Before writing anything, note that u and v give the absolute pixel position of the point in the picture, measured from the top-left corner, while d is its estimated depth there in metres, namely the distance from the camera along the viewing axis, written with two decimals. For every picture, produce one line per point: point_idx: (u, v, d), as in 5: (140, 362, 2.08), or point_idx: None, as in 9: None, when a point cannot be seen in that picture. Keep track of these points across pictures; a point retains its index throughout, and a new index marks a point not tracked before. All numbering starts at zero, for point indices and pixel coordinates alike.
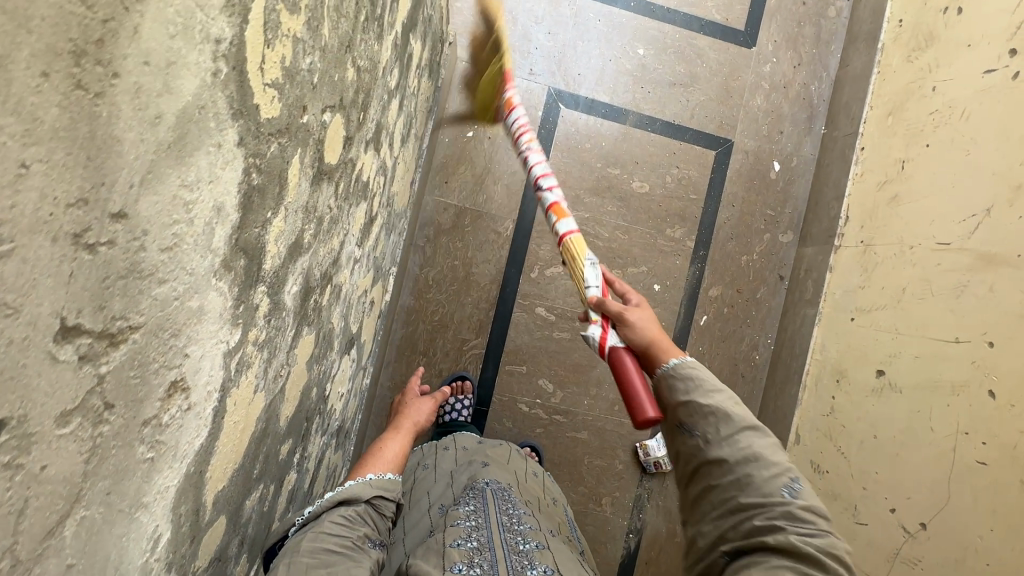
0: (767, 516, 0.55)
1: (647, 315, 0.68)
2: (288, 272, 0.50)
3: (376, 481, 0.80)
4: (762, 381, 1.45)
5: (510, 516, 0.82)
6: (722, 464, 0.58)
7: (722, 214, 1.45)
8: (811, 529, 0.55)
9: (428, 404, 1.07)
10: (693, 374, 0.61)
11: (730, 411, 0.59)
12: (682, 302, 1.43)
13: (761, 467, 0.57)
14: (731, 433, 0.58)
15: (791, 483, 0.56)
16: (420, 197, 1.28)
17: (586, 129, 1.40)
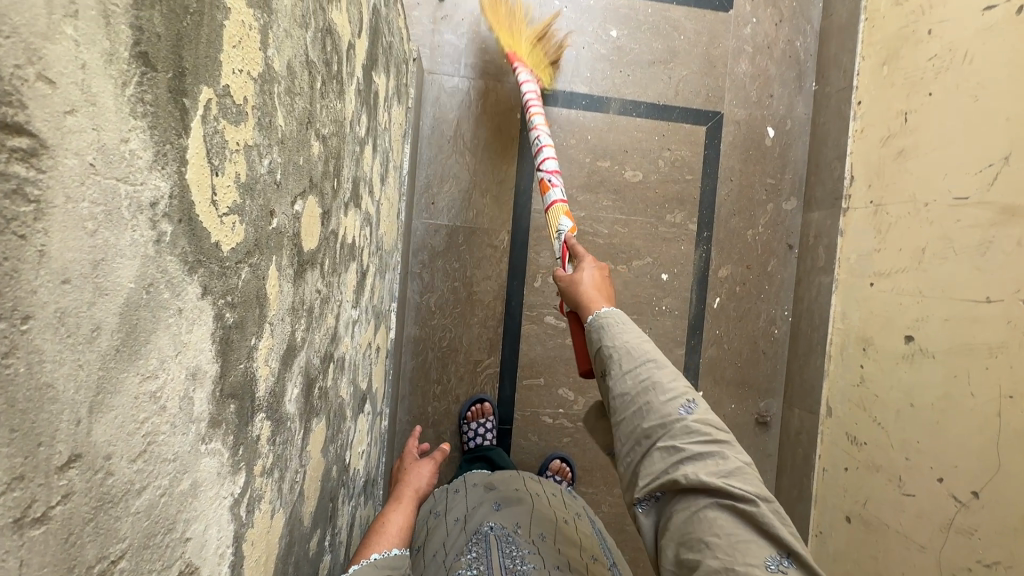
0: (670, 437, 0.61)
1: (585, 279, 0.81)
2: (285, 382, 0.46)
3: (383, 561, 0.75)
4: (785, 355, 1.42)
5: (513, 559, 0.79)
6: (624, 395, 0.65)
7: (721, 190, 1.39)
8: (705, 446, 0.60)
9: (428, 466, 1.05)
10: (606, 324, 0.71)
11: (632, 346, 0.68)
12: (693, 287, 1.39)
13: (657, 389, 0.64)
14: (631, 365, 0.66)
15: (688, 401, 0.63)
16: (408, 224, 1.23)
17: (569, 124, 1.33)
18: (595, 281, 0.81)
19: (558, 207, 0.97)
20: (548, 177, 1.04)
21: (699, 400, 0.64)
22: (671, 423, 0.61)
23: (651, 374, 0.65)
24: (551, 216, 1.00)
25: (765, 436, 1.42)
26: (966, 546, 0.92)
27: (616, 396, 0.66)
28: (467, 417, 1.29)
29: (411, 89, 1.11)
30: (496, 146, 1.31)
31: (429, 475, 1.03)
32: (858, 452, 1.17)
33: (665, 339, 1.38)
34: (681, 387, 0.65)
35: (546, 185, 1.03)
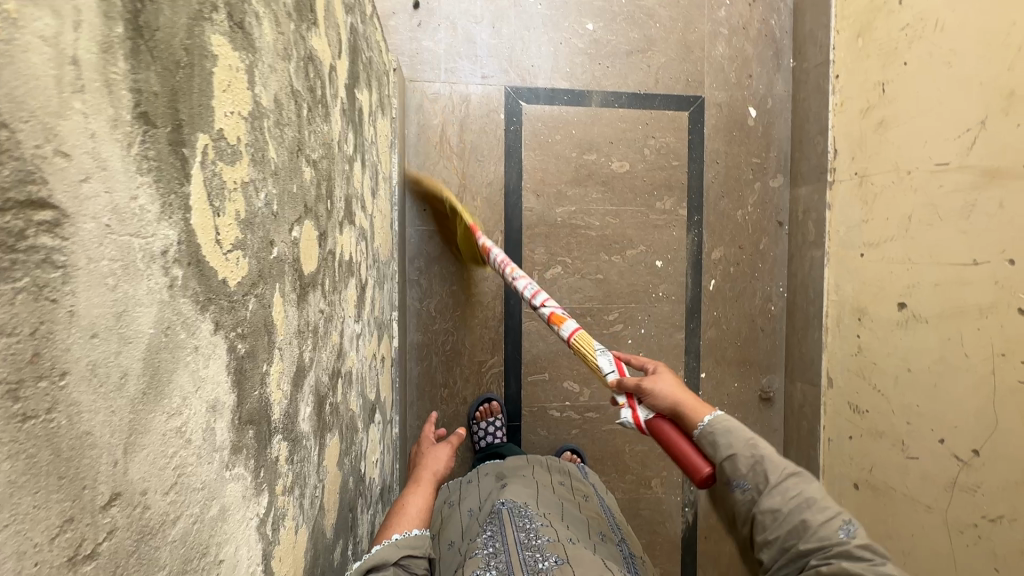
0: (829, 558, 0.56)
1: (668, 379, 0.70)
2: (298, 402, 0.48)
3: (405, 541, 0.72)
4: (783, 331, 1.44)
5: (527, 532, 0.80)
6: (773, 513, 0.59)
7: (708, 174, 1.41)
8: (874, 570, 0.55)
9: (446, 449, 0.95)
10: (733, 431, 0.62)
11: (772, 455, 0.61)
12: (688, 271, 1.41)
13: (816, 510, 0.58)
14: (775, 479, 0.60)
15: (846, 522, 0.58)
16: (402, 233, 1.24)
17: (553, 120, 1.34)
18: (675, 379, 0.71)
19: (583, 330, 0.86)
20: (556, 311, 0.94)
21: (855, 519, 0.59)
22: (832, 544, 0.56)
23: (802, 491, 0.60)
24: (579, 341, 0.86)
25: (770, 411, 1.44)
26: (971, 503, 0.94)
27: (764, 512, 0.59)
28: (476, 417, 1.31)
29: (394, 100, 1.12)
30: (482, 149, 1.32)
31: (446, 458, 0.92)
32: (861, 420, 1.19)
33: (665, 324, 1.40)
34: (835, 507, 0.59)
35: (558, 318, 0.92)
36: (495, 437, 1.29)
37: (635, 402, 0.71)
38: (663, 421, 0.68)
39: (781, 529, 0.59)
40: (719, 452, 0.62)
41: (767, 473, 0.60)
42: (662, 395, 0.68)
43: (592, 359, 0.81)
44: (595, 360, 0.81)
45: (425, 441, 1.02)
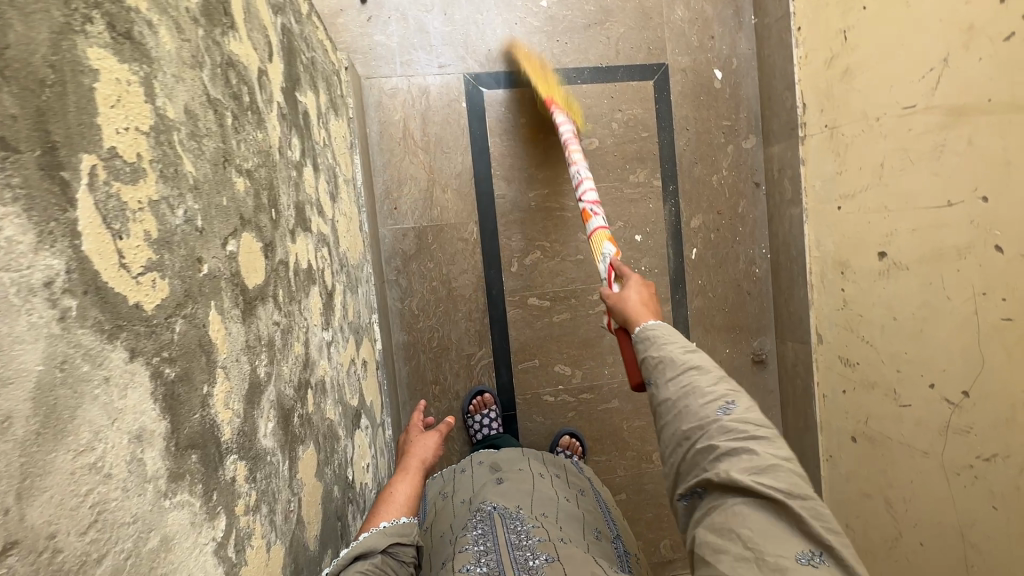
0: (708, 439, 0.61)
1: (631, 294, 0.79)
2: (256, 418, 0.47)
3: (392, 529, 0.70)
4: (769, 292, 1.43)
5: (519, 533, 0.80)
6: (666, 403, 0.65)
7: (679, 142, 1.39)
8: (742, 443, 0.59)
9: (435, 436, 0.92)
10: (651, 336, 0.70)
11: (672, 356, 0.67)
12: (668, 242, 1.39)
13: (700, 394, 0.63)
14: (670, 371, 0.66)
15: (728, 404, 0.62)
16: (374, 234, 1.23)
17: (516, 104, 1.32)
18: (638, 295, 0.78)
19: (601, 230, 0.94)
20: (589, 207, 1.01)
21: (740, 400, 0.63)
22: (709, 425, 0.61)
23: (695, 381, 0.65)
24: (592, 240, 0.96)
25: (764, 374, 1.44)
26: (965, 445, 0.94)
27: (659, 403, 0.66)
28: (470, 410, 1.31)
29: (349, 99, 1.10)
30: (447, 140, 1.30)
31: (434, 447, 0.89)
32: (852, 373, 1.19)
33: None
34: (721, 392, 0.63)
35: (585, 213, 1.01)
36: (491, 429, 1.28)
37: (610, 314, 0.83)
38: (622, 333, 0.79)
39: (671, 418, 0.64)
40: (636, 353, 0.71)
41: (665, 366, 0.67)
42: (625, 311, 0.78)
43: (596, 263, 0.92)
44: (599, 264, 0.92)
45: (412, 431, 0.98)
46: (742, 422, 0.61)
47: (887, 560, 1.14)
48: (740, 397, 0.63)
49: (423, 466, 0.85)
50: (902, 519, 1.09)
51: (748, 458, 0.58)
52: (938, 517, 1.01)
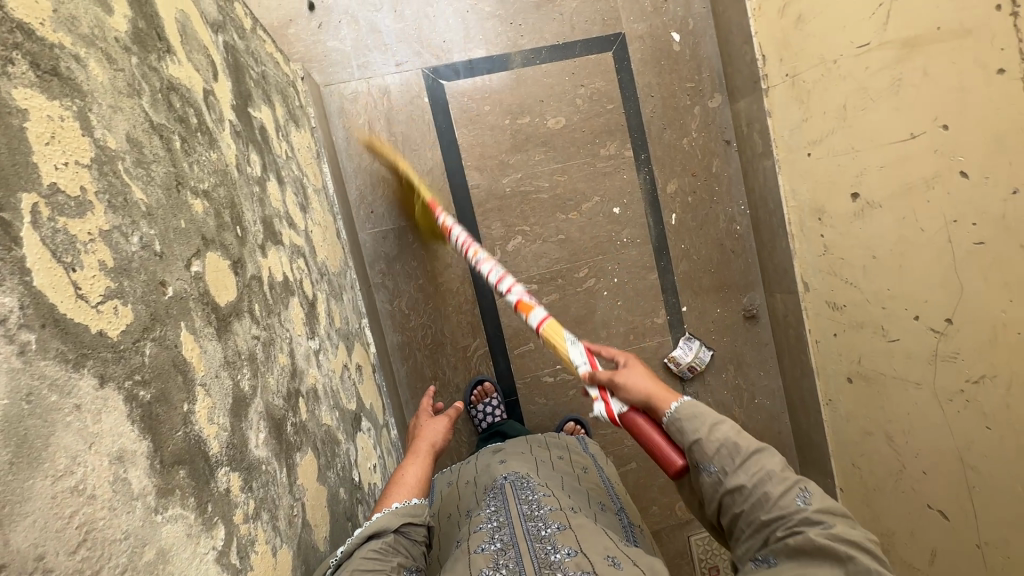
0: (788, 525, 0.56)
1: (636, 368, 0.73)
2: (245, 429, 0.48)
3: (404, 509, 0.73)
4: (753, 247, 1.44)
5: (530, 504, 0.81)
6: (742, 492, 0.59)
7: (646, 109, 1.38)
8: (831, 530, 0.55)
9: (444, 422, 0.97)
10: (696, 413, 0.63)
11: (735, 435, 0.61)
12: (647, 211, 1.40)
13: (776, 481, 0.58)
14: (740, 454, 0.60)
15: (805, 490, 0.58)
16: (354, 241, 1.23)
17: (478, 92, 1.31)
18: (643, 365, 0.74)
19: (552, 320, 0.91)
20: (524, 297, 0.98)
21: (813, 488, 0.58)
22: (791, 513, 0.56)
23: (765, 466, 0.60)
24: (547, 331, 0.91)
25: (757, 328, 1.46)
26: (955, 371, 0.96)
27: (734, 493, 0.59)
28: (473, 401, 1.32)
29: (309, 109, 1.10)
30: (414, 137, 1.30)
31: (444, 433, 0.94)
32: (841, 316, 1.20)
33: (636, 269, 1.39)
34: (795, 480, 0.59)
35: (528, 305, 0.97)
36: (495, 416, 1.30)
37: (610, 398, 0.75)
38: (635, 412, 0.71)
39: (746, 504, 0.59)
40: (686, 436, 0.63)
41: (730, 449, 0.60)
42: (634, 388, 0.71)
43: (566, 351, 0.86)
44: (567, 354, 0.86)
45: (421, 417, 1.03)
46: (822, 508, 0.56)
47: (894, 492, 1.17)
48: (811, 485, 0.59)
49: (433, 450, 0.90)
50: (903, 451, 1.12)
51: (842, 540, 0.53)
52: (936, 445, 1.03)
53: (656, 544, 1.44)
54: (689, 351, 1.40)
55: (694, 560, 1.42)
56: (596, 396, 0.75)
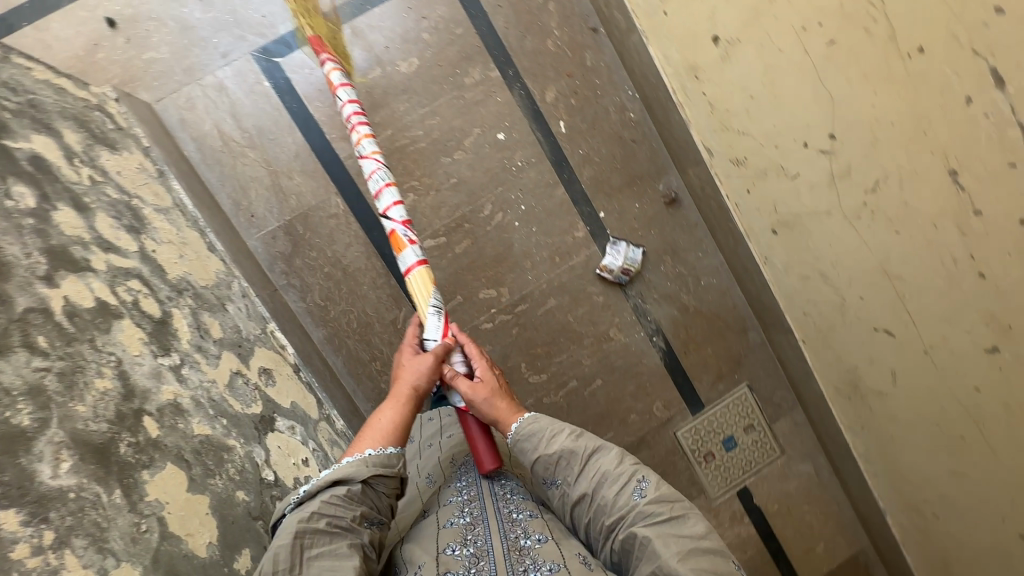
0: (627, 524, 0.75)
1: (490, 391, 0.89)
2: (24, 464, 0.46)
3: (375, 458, 0.74)
4: (653, 130, 1.38)
5: (503, 487, 0.89)
6: (586, 497, 0.79)
7: (499, 22, 1.30)
8: (654, 517, 0.73)
9: (428, 359, 0.89)
10: (536, 434, 0.82)
11: (572, 452, 0.81)
12: (532, 127, 1.33)
13: (610, 481, 0.78)
14: (578, 466, 0.80)
15: (639, 483, 0.77)
16: (240, 250, 1.18)
17: (318, 58, 1.23)
18: (497, 390, 0.90)
19: (417, 276, 0.96)
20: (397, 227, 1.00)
21: (641, 479, 0.77)
22: (625, 511, 0.75)
23: (601, 469, 0.80)
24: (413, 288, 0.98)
25: (681, 211, 1.41)
26: (855, 185, 0.90)
27: (583, 500, 0.79)
28: None
29: (133, 130, 1.03)
30: (268, 126, 1.22)
31: (433, 376, 0.88)
32: (745, 169, 1.15)
33: (540, 190, 1.34)
34: (628, 474, 0.78)
35: (399, 242, 1.00)
36: None
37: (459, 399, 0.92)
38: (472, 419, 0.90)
39: (595, 509, 0.78)
40: (533, 461, 0.83)
41: (570, 464, 0.81)
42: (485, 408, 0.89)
43: (423, 317, 0.96)
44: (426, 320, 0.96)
45: (403, 352, 0.93)
46: (647, 497, 0.75)
47: (845, 326, 1.14)
48: (643, 475, 0.78)
49: (418, 394, 0.85)
50: (838, 285, 1.09)
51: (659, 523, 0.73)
52: (861, 267, 1.00)
53: (645, 449, 1.45)
54: (618, 256, 1.37)
55: (687, 453, 1.48)
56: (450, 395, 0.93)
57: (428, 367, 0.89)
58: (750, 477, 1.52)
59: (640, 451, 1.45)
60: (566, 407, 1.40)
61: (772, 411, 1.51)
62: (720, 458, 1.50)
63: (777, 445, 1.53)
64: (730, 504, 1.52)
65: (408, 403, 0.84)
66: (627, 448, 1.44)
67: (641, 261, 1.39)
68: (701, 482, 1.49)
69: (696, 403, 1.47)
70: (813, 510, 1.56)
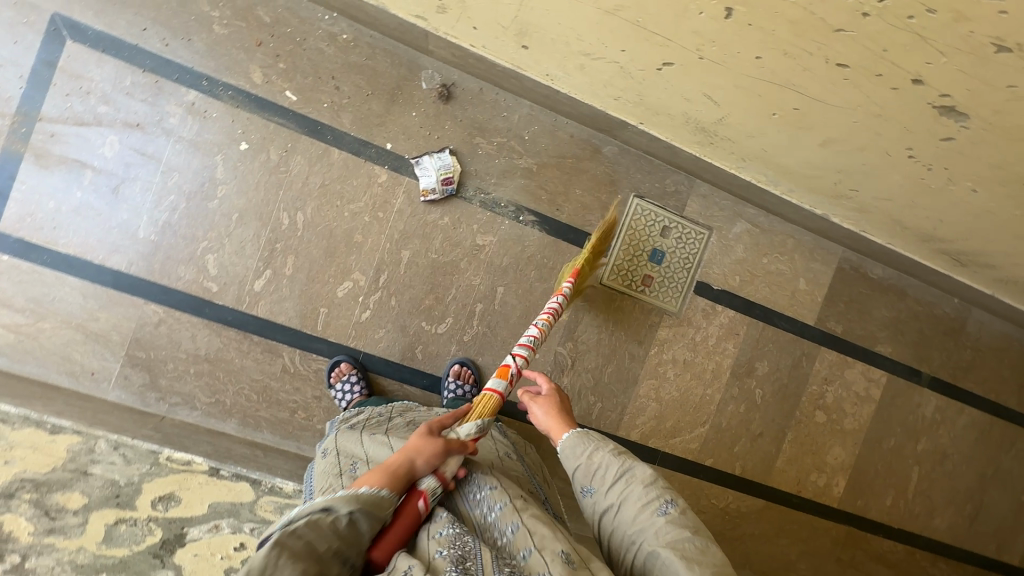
0: (646, 544, 0.73)
1: (546, 406, 0.97)
2: None
3: (364, 495, 0.67)
4: (375, 34, 1.24)
5: (480, 501, 0.77)
6: (612, 509, 0.79)
7: (158, 45, 1.17)
8: (677, 539, 0.72)
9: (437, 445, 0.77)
10: (582, 439, 0.86)
11: (608, 463, 0.83)
12: (265, 116, 1.22)
13: (636, 498, 0.78)
14: (609, 477, 0.81)
15: (665, 503, 0.76)
16: (100, 408, 1.15)
17: (28, 198, 1.15)
18: (552, 408, 0.97)
19: (485, 398, 0.95)
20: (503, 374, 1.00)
21: (674, 503, 0.76)
22: (647, 526, 0.75)
23: (634, 484, 0.80)
24: (479, 405, 0.94)
25: (458, 89, 1.29)
26: None
27: (607, 511, 0.79)
28: (332, 378, 1.26)
29: None
30: (39, 289, 1.16)
31: (433, 462, 0.75)
32: (454, 10, 1.03)
33: (316, 166, 1.25)
34: (655, 495, 0.78)
35: (505, 370, 1.01)
36: (353, 392, 1.23)
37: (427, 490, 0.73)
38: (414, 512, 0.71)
39: (616, 521, 0.78)
40: (570, 464, 0.85)
41: (606, 470, 0.82)
42: (543, 423, 0.96)
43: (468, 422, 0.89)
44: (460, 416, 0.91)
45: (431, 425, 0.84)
46: (674, 519, 0.74)
47: (644, 85, 1.03)
48: (675, 499, 0.78)
49: (415, 469, 0.74)
50: (601, 53, 0.98)
51: (682, 546, 0.71)
52: (591, 24, 0.89)
53: (586, 315, 1.40)
54: (430, 173, 1.27)
55: (626, 292, 1.42)
56: (428, 482, 0.74)
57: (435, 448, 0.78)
58: (697, 271, 1.45)
59: (583, 320, 1.40)
60: (490, 330, 1.36)
61: (677, 203, 1.42)
62: (658, 274, 1.43)
63: (701, 225, 1.44)
64: (696, 305, 1.46)
65: (397, 471, 0.73)
66: (570, 326, 1.40)
67: (454, 161, 1.29)
68: (656, 306, 1.44)
69: (602, 246, 1.40)
70: (775, 258, 1.49)
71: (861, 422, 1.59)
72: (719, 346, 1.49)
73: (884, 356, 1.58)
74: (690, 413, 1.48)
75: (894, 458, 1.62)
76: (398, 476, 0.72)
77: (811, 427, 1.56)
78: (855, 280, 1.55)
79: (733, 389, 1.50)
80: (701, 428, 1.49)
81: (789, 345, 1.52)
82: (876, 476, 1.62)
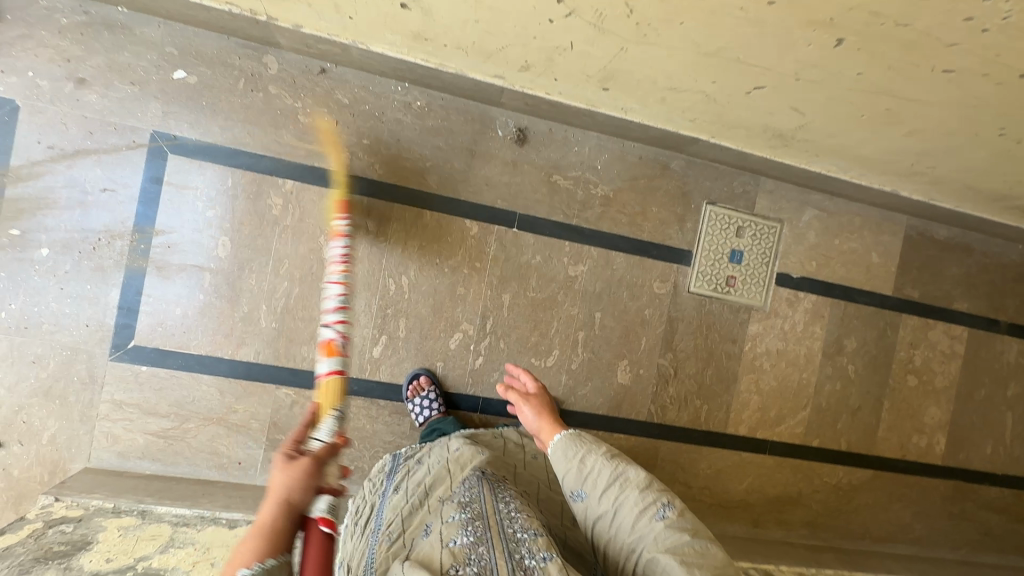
0: (642, 546, 0.78)
1: (535, 408, 1.11)
2: None
3: None
4: (446, 96, 1.30)
5: (506, 507, 0.81)
6: (603, 512, 0.85)
7: (251, 143, 1.23)
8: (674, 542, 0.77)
9: (312, 462, 0.63)
10: (575, 443, 0.94)
11: (602, 469, 0.90)
12: (358, 191, 1.28)
13: (630, 503, 0.83)
14: (602, 481, 0.88)
15: (662, 506, 0.82)
16: (258, 495, 1.21)
17: (154, 309, 1.21)
18: (540, 410, 1.11)
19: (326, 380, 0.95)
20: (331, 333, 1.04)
21: (670, 506, 0.82)
22: (644, 529, 0.80)
23: (628, 489, 0.86)
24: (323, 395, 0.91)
25: (529, 133, 1.34)
26: (617, 17, 0.86)
27: (598, 514, 0.86)
28: (408, 394, 1.29)
29: (92, 504, 1.04)
30: (178, 390, 1.22)
31: (315, 482, 0.62)
32: (537, 67, 1.08)
33: (411, 230, 1.30)
34: (651, 499, 0.83)
35: (329, 344, 1.03)
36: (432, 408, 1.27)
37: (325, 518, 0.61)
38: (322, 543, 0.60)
39: (609, 526, 0.84)
40: (563, 468, 0.93)
41: (598, 473, 0.89)
42: (532, 422, 1.10)
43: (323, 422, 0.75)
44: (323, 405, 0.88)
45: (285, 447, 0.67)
46: (673, 522, 0.79)
47: (727, 107, 1.09)
48: (672, 503, 0.83)
49: (300, 502, 0.60)
50: (687, 86, 1.03)
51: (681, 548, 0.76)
52: (687, 65, 0.94)
53: (679, 324, 1.46)
54: None
55: (713, 295, 1.47)
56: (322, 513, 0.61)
57: (316, 468, 0.63)
58: (775, 264, 1.50)
59: (678, 329, 1.46)
60: (594, 354, 1.41)
61: (747, 203, 1.47)
62: (740, 274, 1.48)
63: (772, 219, 1.49)
64: (779, 296, 1.51)
65: (279, 528, 0.58)
66: (666, 337, 1.45)
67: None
68: (743, 304, 1.49)
69: (684, 256, 1.45)
70: (846, 238, 1.54)
71: (950, 379, 1.64)
72: (808, 331, 1.54)
73: (962, 312, 1.63)
74: (790, 399, 1.54)
75: (987, 408, 1.67)
76: (284, 528, 0.58)
77: (905, 392, 1.61)
78: (924, 245, 1.60)
79: (826, 369, 1.56)
80: (802, 412, 1.55)
81: (872, 318, 1.57)
82: (973, 428, 1.66)
